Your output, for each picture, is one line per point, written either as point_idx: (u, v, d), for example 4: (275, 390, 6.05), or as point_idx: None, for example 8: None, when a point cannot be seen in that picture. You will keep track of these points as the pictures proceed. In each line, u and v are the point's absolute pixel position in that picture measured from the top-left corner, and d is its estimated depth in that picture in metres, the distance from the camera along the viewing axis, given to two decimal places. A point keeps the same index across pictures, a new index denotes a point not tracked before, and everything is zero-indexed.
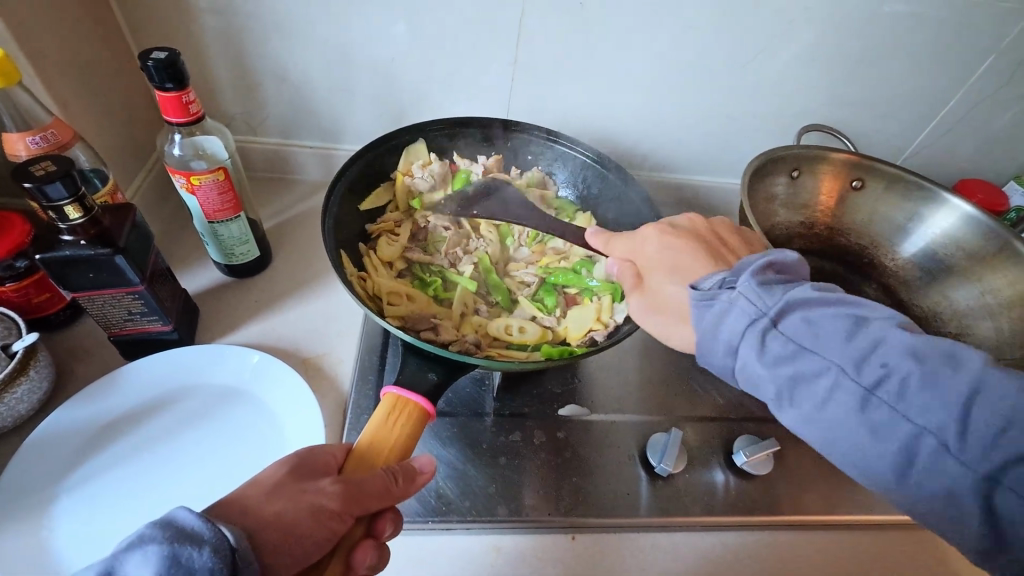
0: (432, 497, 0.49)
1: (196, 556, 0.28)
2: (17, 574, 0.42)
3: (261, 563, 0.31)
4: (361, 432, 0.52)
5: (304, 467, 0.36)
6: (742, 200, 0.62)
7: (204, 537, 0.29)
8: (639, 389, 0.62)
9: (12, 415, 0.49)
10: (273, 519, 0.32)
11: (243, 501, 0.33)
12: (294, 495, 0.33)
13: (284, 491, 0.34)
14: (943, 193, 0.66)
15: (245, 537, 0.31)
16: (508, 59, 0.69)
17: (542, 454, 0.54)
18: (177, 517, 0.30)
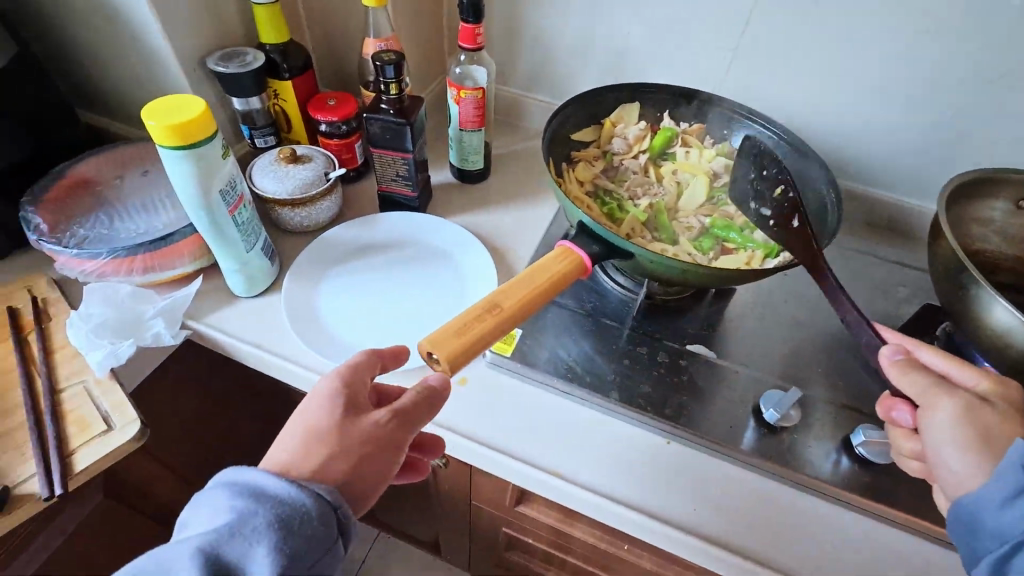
0: (562, 365, 0.60)
1: (300, 519, 0.36)
2: (299, 306, 0.64)
3: (352, 492, 0.40)
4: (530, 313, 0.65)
5: (345, 407, 0.42)
6: (936, 207, 0.60)
7: (304, 503, 0.37)
8: (770, 358, 0.64)
9: (314, 221, 0.72)
10: (345, 475, 0.39)
11: (307, 455, 0.39)
12: (355, 434, 0.41)
13: (345, 436, 0.40)
14: None
15: (334, 489, 0.38)
16: (728, 44, 0.76)
17: (662, 372, 0.61)
18: (278, 488, 0.37)
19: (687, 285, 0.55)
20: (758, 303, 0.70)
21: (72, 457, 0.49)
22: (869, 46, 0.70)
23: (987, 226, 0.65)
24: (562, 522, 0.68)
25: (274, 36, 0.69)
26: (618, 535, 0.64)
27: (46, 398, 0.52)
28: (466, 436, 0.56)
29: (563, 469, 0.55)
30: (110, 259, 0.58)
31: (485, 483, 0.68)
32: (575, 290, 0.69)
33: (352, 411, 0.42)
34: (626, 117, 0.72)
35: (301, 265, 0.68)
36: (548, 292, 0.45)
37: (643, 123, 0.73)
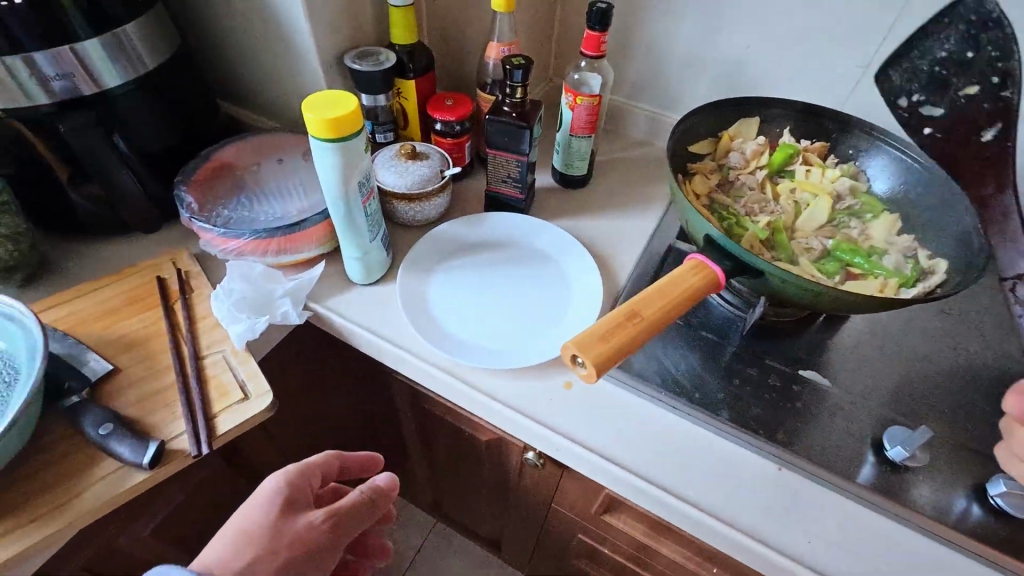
0: (669, 379, 0.60)
1: None
2: (412, 297, 0.66)
3: None
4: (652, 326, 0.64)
5: (286, 505, 0.52)
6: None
7: None
8: (889, 392, 0.61)
9: (426, 216, 0.74)
10: None
11: (236, 558, 0.48)
12: (287, 531, 0.50)
13: (278, 534, 0.50)
14: None
15: None
16: (859, 61, 0.73)
17: (774, 395, 0.59)
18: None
19: (812, 308, 0.54)
20: (875, 332, 0.67)
21: (215, 420, 0.53)
22: None
23: None
24: (650, 538, 0.67)
25: (405, 37, 0.72)
26: (711, 558, 0.63)
27: (193, 363, 0.56)
28: (571, 438, 0.56)
29: (668, 482, 0.54)
30: (253, 240, 0.62)
31: (575, 489, 0.68)
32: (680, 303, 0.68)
33: (288, 510, 0.52)
34: (745, 132, 0.71)
35: (414, 257, 0.70)
36: (683, 304, 0.45)
37: (762, 139, 0.71)
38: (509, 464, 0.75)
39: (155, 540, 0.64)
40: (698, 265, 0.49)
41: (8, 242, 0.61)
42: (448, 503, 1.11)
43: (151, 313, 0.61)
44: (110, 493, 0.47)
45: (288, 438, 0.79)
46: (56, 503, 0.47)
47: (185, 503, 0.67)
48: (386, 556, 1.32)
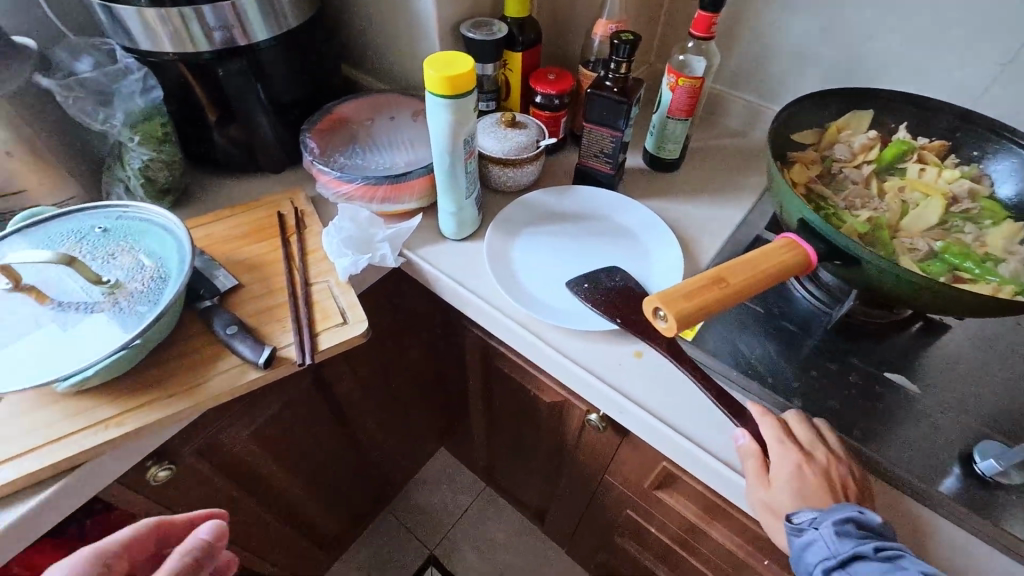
0: (744, 361, 0.60)
1: None
2: (496, 256, 0.70)
3: None
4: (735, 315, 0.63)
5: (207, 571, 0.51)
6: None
7: None
8: (987, 407, 0.57)
9: (517, 183, 0.78)
10: None
11: None
12: None
13: None
14: None
15: None
16: (999, 58, 0.68)
17: (854, 392, 0.58)
18: None
19: (908, 305, 0.52)
20: (978, 346, 0.63)
21: (318, 337, 0.59)
22: None
23: None
24: (703, 519, 0.67)
25: (519, 11, 0.76)
26: (765, 548, 0.62)
27: (303, 287, 0.64)
28: (637, 403, 0.58)
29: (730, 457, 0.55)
30: (363, 185, 0.69)
31: (632, 460, 0.70)
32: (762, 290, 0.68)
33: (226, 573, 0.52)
34: (855, 126, 0.68)
35: (502, 218, 0.74)
36: (769, 279, 0.45)
37: (874, 133, 0.68)
38: (568, 428, 0.77)
39: (253, 442, 0.73)
40: (790, 244, 0.48)
41: (165, 168, 0.71)
42: (499, 467, 1.15)
43: (272, 242, 0.69)
44: (232, 383, 0.55)
45: (368, 375, 0.87)
46: (190, 385, 0.55)
47: (279, 415, 0.75)
48: (432, 511, 1.39)
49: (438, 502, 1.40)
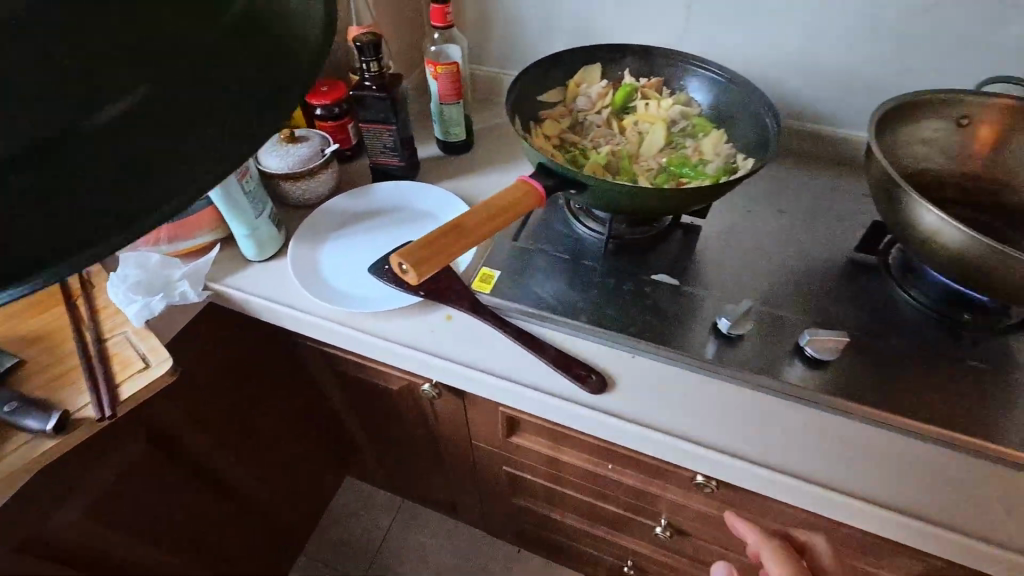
0: (537, 299, 0.67)
1: None
2: (304, 267, 0.72)
3: None
4: (524, 266, 0.72)
5: None
6: (873, 111, 0.64)
7: None
8: (729, 281, 0.70)
9: (314, 194, 0.80)
10: None
11: None
12: None
13: None
14: None
15: None
16: (684, 2, 0.82)
17: (627, 298, 0.68)
18: None
19: (627, 209, 0.63)
20: (719, 237, 0.76)
21: (118, 390, 0.58)
22: None
23: (926, 145, 0.68)
24: (554, 449, 0.74)
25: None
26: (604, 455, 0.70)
27: (95, 345, 0.62)
28: (451, 360, 0.63)
29: (535, 381, 0.61)
30: (141, 230, 0.68)
31: (482, 419, 0.76)
32: (549, 235, 0.76)
33: None
34: (588, 80, 0.79)
35: (305, 231, 0.77)
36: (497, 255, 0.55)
37: (605, 82, 0.79)
38: (427, 408, 0.81)
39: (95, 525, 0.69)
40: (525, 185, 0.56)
41: None
42: (401, 475, 1.17)
43: (57, 310, 0.66)
44: (21, 461, 0.52)
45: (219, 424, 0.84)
46: None
47: (121, 488, 0.71)
48: (354, 546, 1.36)
49: (358, 533, 1.38)
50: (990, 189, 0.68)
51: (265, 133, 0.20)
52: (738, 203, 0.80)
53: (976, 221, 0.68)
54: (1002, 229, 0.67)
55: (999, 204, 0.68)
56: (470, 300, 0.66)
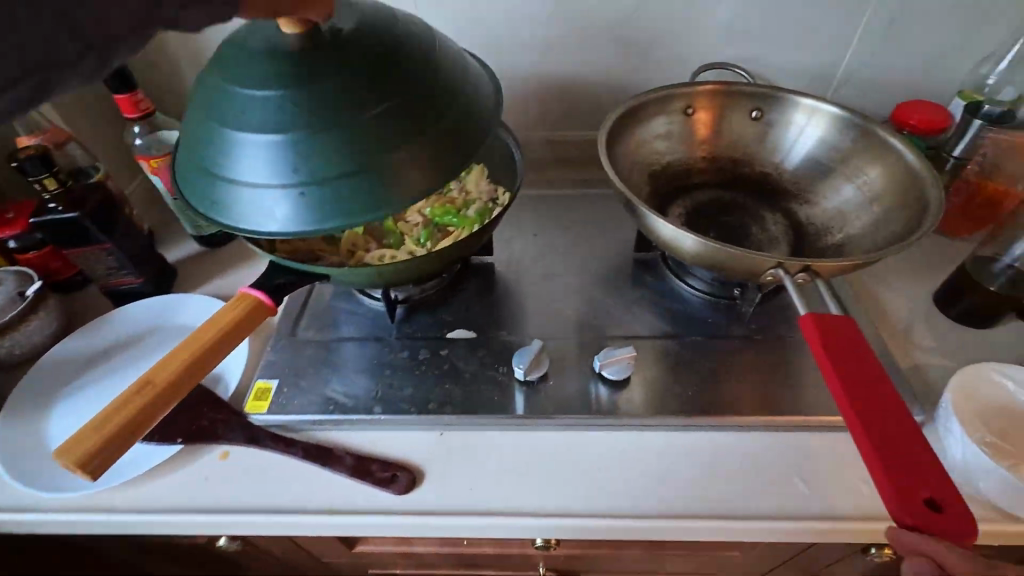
0: (324, 401, 0.59)
1: None
2: (21, 448, 0.56)
3: None
4: (307, 364, 0.63)
5: None
6: (603, 123, 0.65)
7: None
8: (528, 316, 0.68)
9: (30, 343, 0.64)
10: None
11: None
12: None
13: None
14: (802, 98, 0.68)
15: None
16: None
17: (423, 368, 0.62)
18: None
19: (387, 283, 0.57)
20: (512, 270, 0.73)
21: None
22: (531, 6, 0.75)
23: (663, 139, 0.71)
24: (401, 546, 0.67)
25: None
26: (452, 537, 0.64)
27: None
28: (232, 509, 0.53)
29: (335, 502, 0.53)
30: None
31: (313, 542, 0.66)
32: (330, 317, 0.67)
33: None
34: None
35: (20, 398, 0.60)
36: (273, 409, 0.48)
37: None
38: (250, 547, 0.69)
39: None
40: (245, 295, 0.49)
41: None
42: None
43: None
44: None
45: None
46: None
47: None
48: None
49: None
50: (728, 165, 0.73)
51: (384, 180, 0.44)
52: (525, 229, 0.79)
53: (726, 198, 0.72)
54: (745, 199, 0.71)
55: (740, 177, 0.72)
56: (244, 428, 0.56)
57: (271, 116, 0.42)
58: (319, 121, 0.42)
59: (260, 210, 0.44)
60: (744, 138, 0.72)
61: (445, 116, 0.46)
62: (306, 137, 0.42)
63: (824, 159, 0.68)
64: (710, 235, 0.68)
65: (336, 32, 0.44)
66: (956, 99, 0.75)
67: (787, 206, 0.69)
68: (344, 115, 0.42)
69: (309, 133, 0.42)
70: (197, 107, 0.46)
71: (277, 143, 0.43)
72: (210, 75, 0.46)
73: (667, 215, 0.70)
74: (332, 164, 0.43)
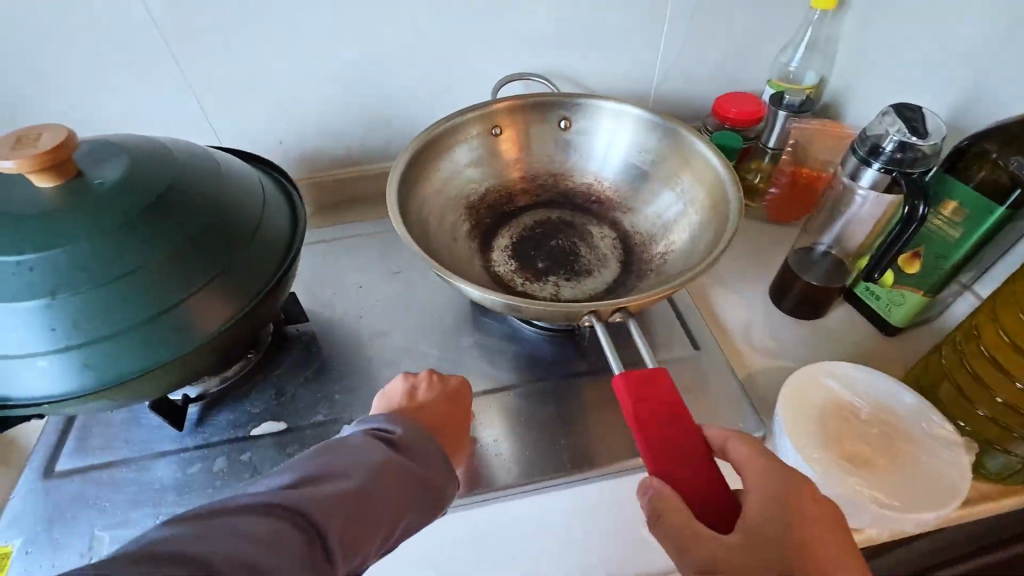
0: (84, 553, 0.47)
1: None
2: None
3: None
4: (63, 507, 0.50)
5: None
6: (393, 163, 0.56)
7: None
8: (349, 391, 0.59)
9: None
10: None
11: None
12: None
13: None
14: (609, 104, 0.64)
15: None
16: (179, 81, 0.65)
17: (218, 483, 0.52)
18: None
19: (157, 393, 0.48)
20: (332, 337, 0.65)
21: None
22: (313, 34, 0.65)
23: (477, 165, 0.65)
24: None
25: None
26: None
27: None
28: None
29: None
30: None
31: None
32: (101, 438, 0.55)
33: None
34: None
35: None
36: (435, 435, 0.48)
37: None
38: None
39: None
40: None
41: None
42: None
43: None
44: None
45: None
46: None
47: None
48: None
49: None
50: (552, 181, 0.68)
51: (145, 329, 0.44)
52: (346, 283, 0.70)
53: (554, 216, 0.67)
54: (572, 216, 0.67)
55: (566, 192, 0.68)
56: None
57: (6, 285, 0.41)
58: (63, 284, 0.41)
59: (7, 376, 0.42)
60: (558, 151, 0.67)
61: (225, 254, 0.48)
62: (56, 303, 0.41)
63: (637, 163, 0.65)
64: (538, 262, 0.63)
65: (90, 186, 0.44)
66: (766, 88, 0.75)
67: (615, 217, 0.66)
68: (95, 272, 0.42)
69: (59, 296, 0.41)
70: None
71: (23, 309, 0.41)
72: None
73: (491, 247, 0.64)
74: (84, 325, 0.42)
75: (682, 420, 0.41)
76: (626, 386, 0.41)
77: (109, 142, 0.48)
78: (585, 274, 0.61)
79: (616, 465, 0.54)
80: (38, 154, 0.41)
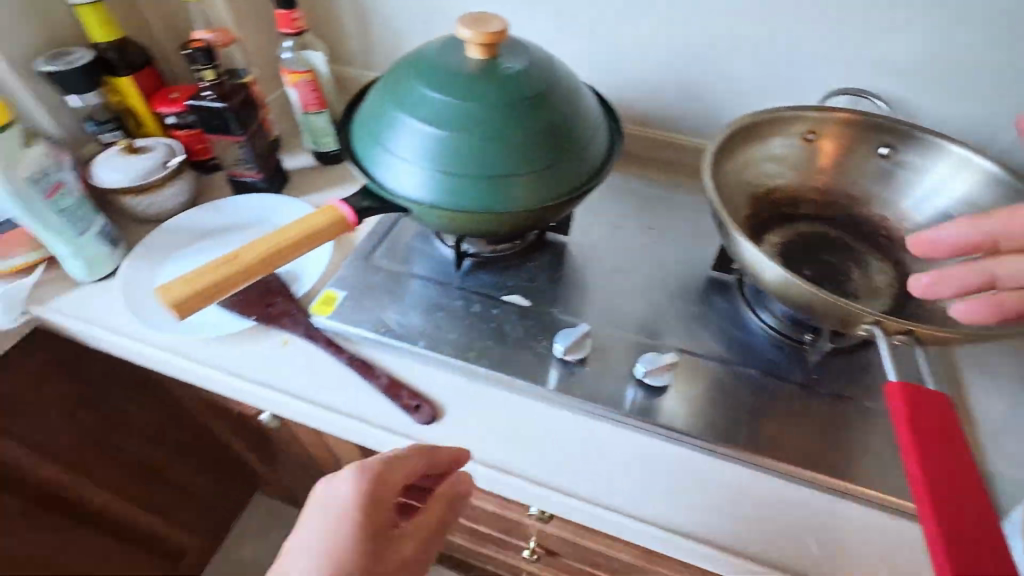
0: (378, 322, 0.64)
1: None
2: (140, 289, 0.67)
3: None
4: (373, 285, 0.68)
5: None
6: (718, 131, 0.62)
7: None
8: (581, 302, 0.68)
9: (165, 206, 0.76)
10: None
11: None
12: None
13: None
14: (955, 148, 0.61)
15: None
16: (551, 11, 0.79)
17: (472, 320, 0.65)
18: None
19: (471, 234, 0.62)
20: (581, 255, 0.74)
21: None
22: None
23: (782, 161, 0.67)
24: None
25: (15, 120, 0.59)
26: None
27: None
28: (278, 389, 0.60)
29: (358, 410, 0.58)
30: None
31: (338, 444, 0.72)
32: (405, 253, 0.72)
33: None
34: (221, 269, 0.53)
35: (145, 248, 0.72)
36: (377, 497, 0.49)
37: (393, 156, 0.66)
38: (286, 432, 0.77)
39: None
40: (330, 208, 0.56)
41: None
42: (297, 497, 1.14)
43: None
44: None
45: (57, 440, 0.78)
46: None
47: None
48: None
49: None
50: (847, 201, 0.67)
51: (497, 184, 0.57)
52: (606, 220, 0.78)
53: (836, 234, 0.67)
54: (855, 242, 0.66)
55: (857, 217, 0.67)
56: (304, 324, 0.63)
57: (433, 117, 0.56)
58: (464, 130, 0.56)
59: (403, 178, 0.58)
60: (867, 177, 0.66)
61: (566, 154, 0.59)
62: (458, 143, 0.56)
63: (952, 215, 0.62)
64: (804, 270, 0.63)
65: (504, 67, 0.58)
66: None
67: (902, 257, 0.64)
68: (488, 132, 0.56)
69: (461, 138, 0.56)
70: (386, 83, 0.61)
71: (437, 138, 0.56)
72: (404, 65, 0.60)
73: (762, 240, 0.66)
74: (464, 164, 0.56)
75: (949, 440, 0.43)
76: (907, 390, 0.44)
77: (518, 40, 0.62)
78: (852, 297, 0.61)
79: (810, 478, 0.54)
80: (487, 33, 0.55)
